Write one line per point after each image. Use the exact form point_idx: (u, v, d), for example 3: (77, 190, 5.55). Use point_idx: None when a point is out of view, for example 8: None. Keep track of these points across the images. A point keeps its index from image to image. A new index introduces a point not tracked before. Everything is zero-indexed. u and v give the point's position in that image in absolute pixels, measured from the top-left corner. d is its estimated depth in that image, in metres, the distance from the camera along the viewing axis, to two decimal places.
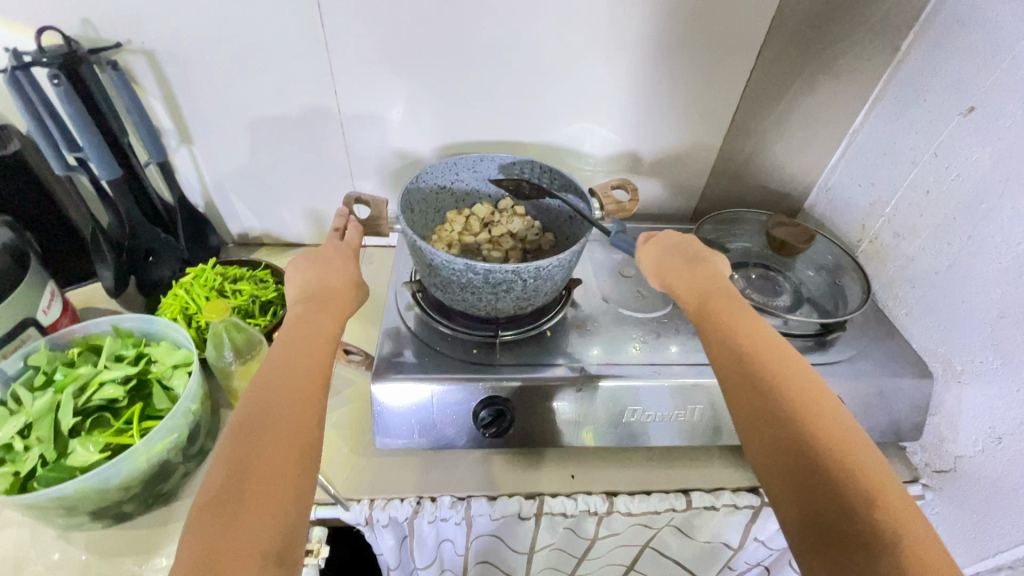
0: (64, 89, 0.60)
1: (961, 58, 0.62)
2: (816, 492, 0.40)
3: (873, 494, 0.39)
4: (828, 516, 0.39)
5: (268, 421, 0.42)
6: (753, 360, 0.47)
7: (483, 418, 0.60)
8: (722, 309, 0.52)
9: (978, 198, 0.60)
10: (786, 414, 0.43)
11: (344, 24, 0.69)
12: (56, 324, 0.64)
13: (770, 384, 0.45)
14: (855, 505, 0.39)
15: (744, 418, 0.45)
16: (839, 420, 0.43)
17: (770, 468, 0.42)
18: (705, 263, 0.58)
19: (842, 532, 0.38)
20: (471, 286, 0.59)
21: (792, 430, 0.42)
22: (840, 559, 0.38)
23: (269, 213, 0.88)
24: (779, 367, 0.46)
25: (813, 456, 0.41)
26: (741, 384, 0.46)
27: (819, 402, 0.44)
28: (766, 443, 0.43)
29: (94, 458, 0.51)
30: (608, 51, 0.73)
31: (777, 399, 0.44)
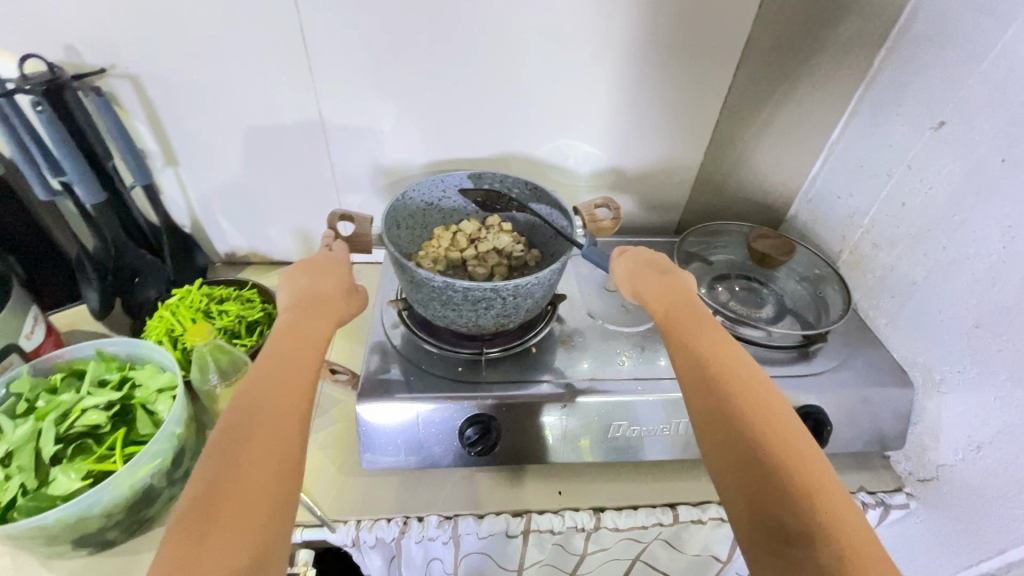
0: (48, 116, 0.61)
1: (931, 73, 0.64)
2: (766, 489, 0.40)
3: (820, 492, 0.40)
4: (778, 513, 0.39)
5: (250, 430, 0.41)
6: (714, 365, 0.48)
7: (469, 436, 0.59)
8: (691, 319, 0.53)
9: (951, 210, 0.61)
10: (742, 416, 0.44)
11: (328, 47, 0.70)
12: (40, 349, 0.64)
13: (730, 387, 0.46)
14: (803, 503, 0.39)
15: (703, 418, 0.46)
16: (787, 421, 0.44)
17: (721, 465, 0.43)
18: (676, 276, 0.60)
19: (790, 528, 0.39)
20: (451, 302, 0.59)
21: (750, 429, 0.43)
22: (789, 555, 0.38)
23: (256, 232, 0.88)
24: (736, 372, 0.47)
25: (766, 455, 0.42)
26: (699, 385, 0.47)
27: (773, 407, 0.45)
28: (720, 441, 0.44)
29: (75, 486, 0.50)
30: (588, 70, 0.75)
31: (737, 401, 0.45)
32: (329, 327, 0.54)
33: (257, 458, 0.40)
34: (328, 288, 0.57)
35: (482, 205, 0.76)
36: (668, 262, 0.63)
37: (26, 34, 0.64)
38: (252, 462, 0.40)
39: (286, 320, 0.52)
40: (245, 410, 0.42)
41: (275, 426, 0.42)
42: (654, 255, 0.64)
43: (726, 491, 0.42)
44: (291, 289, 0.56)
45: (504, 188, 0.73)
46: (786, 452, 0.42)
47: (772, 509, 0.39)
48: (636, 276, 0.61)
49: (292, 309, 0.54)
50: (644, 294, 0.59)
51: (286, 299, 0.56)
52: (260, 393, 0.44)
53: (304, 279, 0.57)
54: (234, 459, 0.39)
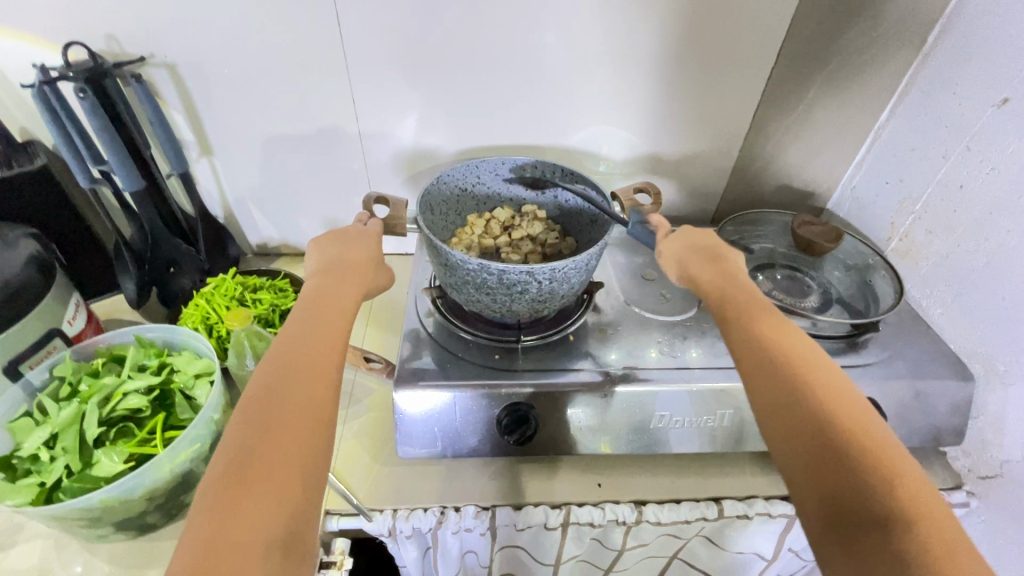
0: (90, 103, 0.61)
1: (993, 48, 0.60)
2: (834, 471, 0.38)
3: (892, 471, 0.37)
4: (849, 496, 0.37)
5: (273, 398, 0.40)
6: (770, 342, 0.46)
7: (506, 424, 0.59)
8: (746, 299, 0.51)
9: (1016, 191, 0.58)
10: (802, 392, 0.42)
11: (362, 32, 0.69)
12: (82, 335, 0.64)
13: (792, 364, 0.44)
14: (873, 486, 0.37)
15: (763, 398, 0.43)
16: (852, 398, 0.42)
17: (786, 450, 0.41)
18: (725, 259, 0.58)
19: (861, 512, 0.36)
20: (486, 286, 0.58)
21: (818, 408, 0.41)
22: (861, 540, 0.36)
23: (287, 222, 0.88)
24: (796, 349, 0.45)
25: (830, 429, 0.39)
26: (757, 364, 0.45)
27: (837, 382, 0.43)
28: (784, 421, 0.41)
29: (118, 468, 0.50)
30: (627, 54, 0.73)
31: (799, 378, 0.43)
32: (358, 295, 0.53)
33: (293, 428, 0.39)
34: (359, 258, 0.56)
35: (514, 192, 0.75)
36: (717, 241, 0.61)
37: (67, 23, 0.65)
38: (279, 427, 0.39)
39: (308, 294, 0.51)
40: (276, 381, 0.42)
41: (307, 392, 0.42)
42: (698, 233, 0.62)
43: (790, 474, 0.40)
44: (319, 263, 0.55)
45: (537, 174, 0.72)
46: (854, 428, 0.39)
47: (842, 491, 0.37)
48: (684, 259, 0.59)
49: (315, 280, 0.53)
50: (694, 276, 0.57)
51: (314, 269, 0.55)
52: (287, 365, 0.43)
53: (333, 248, 0.57)
54: (274, 431, 0.38)
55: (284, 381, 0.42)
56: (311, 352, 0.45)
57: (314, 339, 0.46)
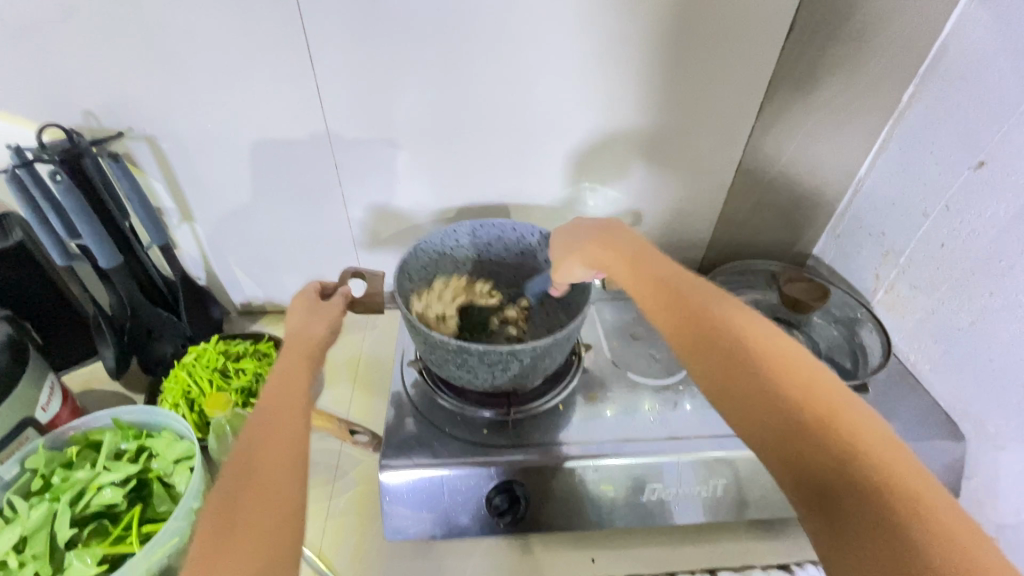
0: (66, 185, 0.60)
1: (965, 112, 0.62)
2: (804, 451, 0.36)
3: (865, 449, 0.35)
4: (820, 474, 0.35)
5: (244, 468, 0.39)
6: (708, 313, 0.44)
7: (497, 504, 0.57)
8: (675, 275, 0.49)
9: (996, 255, 0.58)
10: (755, 367, 0.40)
11: (342, 101, 0.69)
12: (56, 419, 0.62)
13: (734, 338, 0.42)
14: (844, 463, 0.35)
15: (713, 379, 0.41)
16: (821, 377, 0.39)
17: (754, 430, 0.38)
18: (633, 241, 0.55)
19: (833, 485, 0.35)
20: (466, 364, 0.57)
21: (780, 386, 0.39)
22: (835, 516, 0.34)
23: (271, 282, 0.87)
24: (742, 323, 0.43)
25: (798, 409, 0.37)
26: (694, 339, 0.43)
27: (797, 358, 0.40)
28: (738, 403, 0.39)
29: (90, 571, 0.48)
30: (607, 116, 0.74)
31: (748, 356, 0.41)
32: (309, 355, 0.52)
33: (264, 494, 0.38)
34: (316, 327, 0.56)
35: (479, 245, 0.72)
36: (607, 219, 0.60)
37: (45, 102, 0.64)
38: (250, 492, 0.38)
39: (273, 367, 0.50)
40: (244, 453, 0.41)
41: (279, 441, 0.42)
42: (608, 218, 0.60)
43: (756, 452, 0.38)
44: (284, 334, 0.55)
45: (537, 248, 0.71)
46: (809, 407, 0.37)
47: (812, 468, 0.36)
48: (596, 240, 0.57)
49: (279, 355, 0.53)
50: (603, 261, 0.55)
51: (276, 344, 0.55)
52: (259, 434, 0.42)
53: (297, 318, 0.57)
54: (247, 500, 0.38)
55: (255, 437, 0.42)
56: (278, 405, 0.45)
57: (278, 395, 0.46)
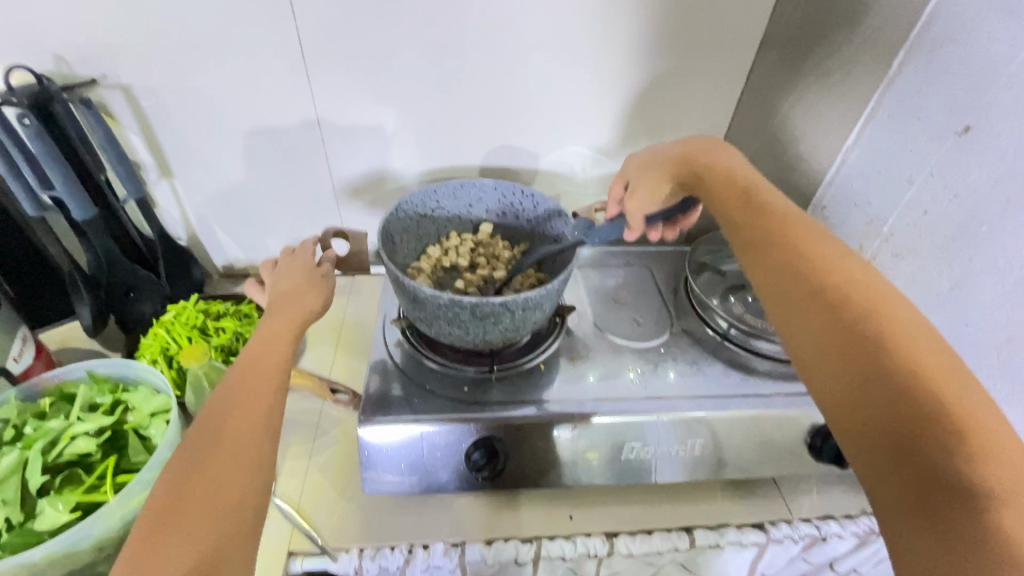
0: (35, 131, 0.58)
1: (954, 76, 0.61)
2: (909, 418, 0.36)
3: (972, 431, 0.35)
4: (920, 444, 0.35)
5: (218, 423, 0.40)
6: (829, 277, 0.44)
7: (476, 460, 0.57)
8: (802, 236, 0.48)
9: (977, 219, 0.59)
10: (872, 331, 0.40)
11: (325, 55, 0.67)
12: (30, 372, 0.61)
13: (854, 303, 0.42)
14: (950, 439, 0.34)
15: (824, 337, 0.41)
16: (940, 357, 0.38)
17: (858, 389, 0.38)
18: (762, 198, 0.54)
19: (932, 458, 0.34)
20: (457, 319, 0.57)
21: (895, 353, 0.38)
22: (927, 488, 0.34)
23: (253, 244, 0.85)
24: (862, 291, 0.42)
25: (909, 379, 0.37)
26: (811, 298, 0.43)
27: (916, 334, 0.40)
28: (848, 361, 0.39)
29: (63, 518, 0.48)
30: (596, 76, 0.72)
31: (863, 322, 0.40)
32: (296, 321, 0.52)
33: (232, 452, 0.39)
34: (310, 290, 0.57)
35: (463, 206, 0.72)
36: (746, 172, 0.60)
37: (12, 45, 0.62)
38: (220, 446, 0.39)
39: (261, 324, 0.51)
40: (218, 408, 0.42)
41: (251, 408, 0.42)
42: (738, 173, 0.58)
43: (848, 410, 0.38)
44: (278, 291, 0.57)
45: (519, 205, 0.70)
46: (925, 380, 0.37)
47: (911, 438, 0.35)
48: (721, 195, 0.56)
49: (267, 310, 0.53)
50: (730, 211, 0.54)
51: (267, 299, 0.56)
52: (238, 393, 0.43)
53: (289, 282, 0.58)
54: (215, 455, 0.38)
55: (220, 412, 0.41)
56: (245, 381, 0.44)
57: (253, 367, 0.45)
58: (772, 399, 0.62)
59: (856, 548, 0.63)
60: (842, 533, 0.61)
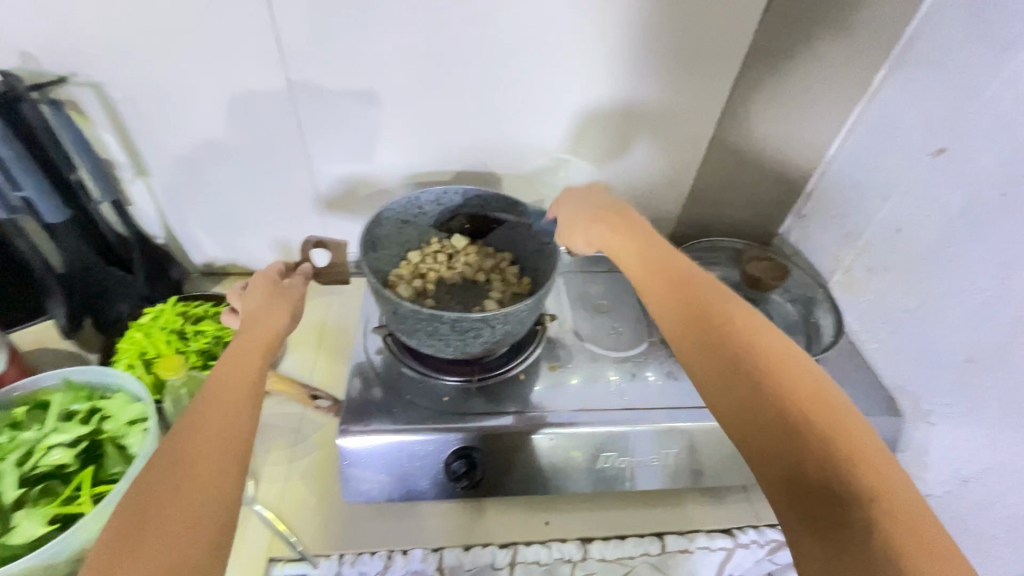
0: (2, 132, 0.57)
1: (931, 97, 0.62)
2: (790, 448, 0.37)
3: (856, 454, 0.36)
4: (806, 474, 0.36)
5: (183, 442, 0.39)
6: (711, 309, 0.45)
7: (454, 469, 0.59)
8: (682, 267, 0.50)
9: (946, 240, 0.61)
10: (751, 362, 0.41)
11: (306, 56, 0.66)
12: (3, 377, 0.60)
13: (727, 333, 0.43)
14: (829, 467, 0.36)
15: (712, 372, 0.42)
16: (815, 381, 0.40)
17: (744, 423, 0.39)
18: (637, 228, 0.55)
19: (817, 489, 0.35)
20: (437, 333, 0.57)
21: (773, 383, 0.40)
22: (821, 519, 0.35)
23: (233, 243, 0.84)
24: (737, 320, 0.44)
25: (788, 409, 0.38)
26: (694, 333, 0.44)
27: (789, 358, 0.41)
28: (737, 396, 0.40)
29: (40, 531, 0.48)
30: (582, 86, 0.72)
31: (745, 352, 0.42)
32: (269, 338, 0.50)
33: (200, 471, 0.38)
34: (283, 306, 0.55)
35: (445, 212, 0.72)
36: (626, 208, 0.60)
37: None
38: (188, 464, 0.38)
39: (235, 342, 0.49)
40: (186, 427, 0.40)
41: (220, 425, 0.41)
42: (615, 204, 0.60)
43: (750, 449, 0.39)
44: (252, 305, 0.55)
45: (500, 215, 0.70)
46: (808, 410, 0.38)
47: (801, 469, 0.36)
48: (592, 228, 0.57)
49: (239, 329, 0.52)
50: (609, 244, 0.55)
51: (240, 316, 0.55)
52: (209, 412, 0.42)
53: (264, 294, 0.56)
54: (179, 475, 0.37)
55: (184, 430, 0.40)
56: (212, 395, 0.43)
57: (225, 384, 0.44)
58: None
59: None
60: None
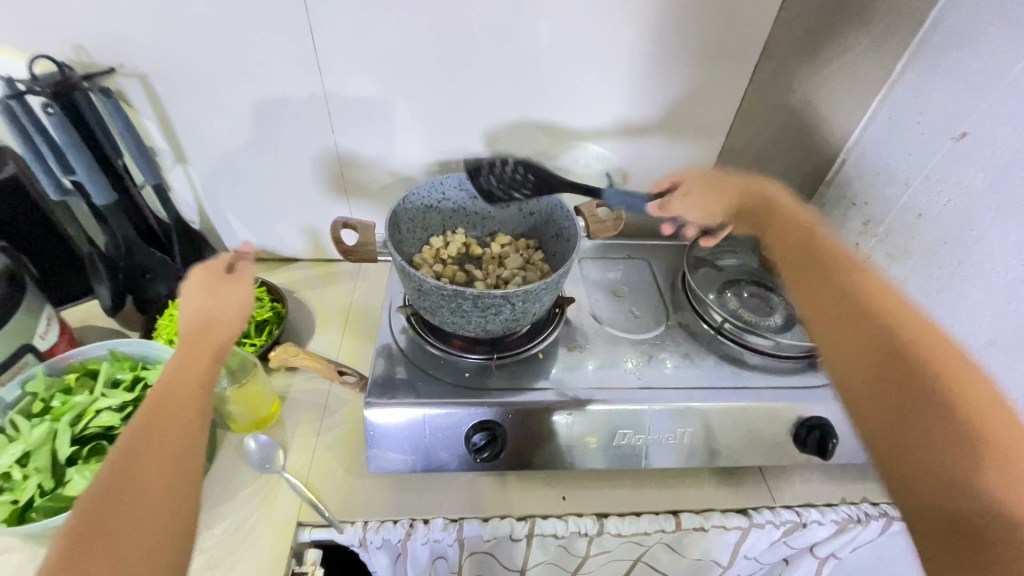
0: (58, 118, 0.61)
1: (955, 81, 0.62)
2: (943, 473, 0.39)
3: (1010, 494, 0.36)
4: (952, 499, 0.38)
5: (125, 491, 0.36)
6: (893, 326, 0.45)
7: (476, 442, 0.60)
8: (873, 283, 0.49)
9: (968, 224, 0.60)
10: (928, 385, 0.41)
11: (336, 47, 0.69)
12: (55, 348, 0.64)
13: (926, 358, 0.43)
14: (984, 498, 0.37)
15: (871, 387, 0.44)
16: (998, 417, 0.39)
17: (892, 438, 0.41)
18: (822, 241, 0.55)
19: (965, 515, 0.37)
20: (460, 309, 0.59)
21: (944, 409, 0.40)
22: (968, 544, 0.36)
23: (264, 228, 0.88)
24: (935, 346, 0.43)
25: (956, 439, 0.39)
26: (861, 345, 0.45)
27: (982, 394, 0.40)
28: (889, 414, 0.42)
29: (91, 486, 0.51)
30: (603, 75, 0.73)
31: (921, 375, 0.42)
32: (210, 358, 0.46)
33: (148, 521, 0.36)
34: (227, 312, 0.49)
35: (467, 198, 0.74)
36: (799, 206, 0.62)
37: (35, 34, 0.64)
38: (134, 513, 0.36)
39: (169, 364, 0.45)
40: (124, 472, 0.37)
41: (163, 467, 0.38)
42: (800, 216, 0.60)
43: (891, 463, 0.41)
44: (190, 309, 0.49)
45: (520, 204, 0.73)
46: (978, 441, 0.38)
47: (948, 496, 0.38)
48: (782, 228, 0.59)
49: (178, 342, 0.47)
50: (784, 253, 0.56)
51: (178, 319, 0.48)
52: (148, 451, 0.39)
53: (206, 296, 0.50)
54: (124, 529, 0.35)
55: (132, 454, 0.38)
56: (152, 428, 0.40)
57: (164, 416, 0.41)
58: (761, 392, 0.65)
59: (834, 534, 0.66)
60: (821, 520, 0.64)
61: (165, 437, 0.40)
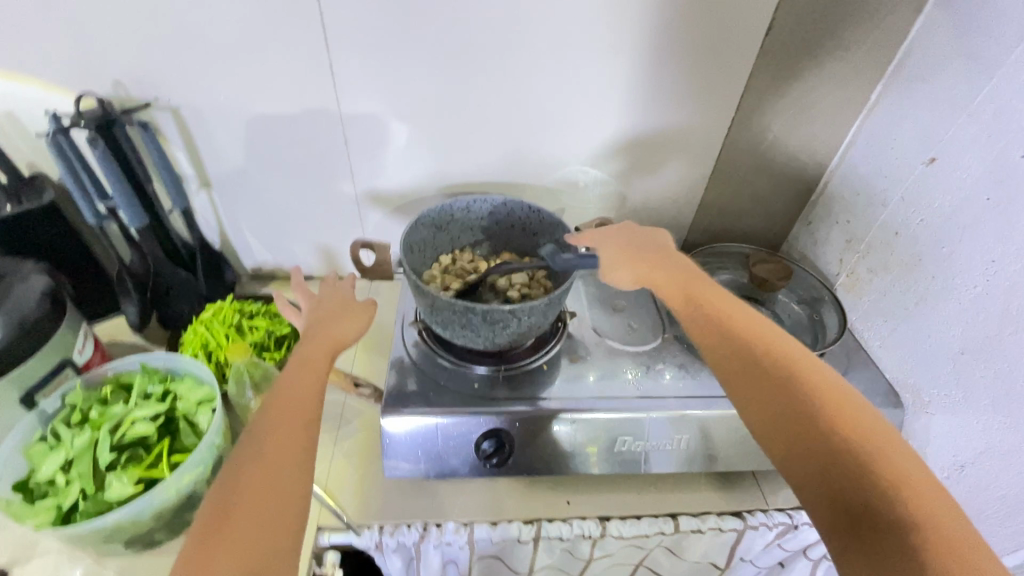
0: (100, 150, 0.66)
1: (924, 111, 0.67)
2: (833, 467, 0.42)
3: (890, 477, 0.40)
4: (851, 490, 0.41)
5: (259, 452, 0.44)
6: (751, 341, 0.51)
7: (484, 449, 0.65)
8: (715, 302, 0.56)
9: (939, 242, 0.65)
10: (794, 392, 0.46)
11: (354, 81, 0.74)
12: (90, 362, 0.68)
13: (789, 366, 0.48)
14: (867, 486, 0.40)
15: (750, 397, 0.48)
16: (856, 413, 0.44)
17: (775, 436, 0.45)
18: (684, 265, 0.62)
19: (861, 505, 0.40)
20: (469, 323, 0.64)
21: (813, 408, 0.44)
22: (868, 536, 0.39)
23: (281, 248, 0.92)
24: (777, 357, 0.49)
25: (828, 435, 0.43)
26: (734, 361, 0.50)
27: (838, 394, 0.45)
28: (772, 418, 0.46)
29: (128, 491, 0.55)
30: (600, 104, 0.79)
31: (788, 382, 0.47)
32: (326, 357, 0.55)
33: (274, 475, 0.43)
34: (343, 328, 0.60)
35: (474, 218, 0.79)
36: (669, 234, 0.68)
37: (79, 72, 0.69)
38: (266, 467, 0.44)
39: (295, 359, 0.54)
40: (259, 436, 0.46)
41: (288, 435, 0.46)
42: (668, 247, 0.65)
43: (790, 464, 0.44)
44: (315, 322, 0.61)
45: (519, 221, 0.78)
46: (844, 434, 0.43)
47: (844, 488, 0.41)
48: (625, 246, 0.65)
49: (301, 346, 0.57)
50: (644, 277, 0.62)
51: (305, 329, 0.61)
52: (276, 423, 0.47)
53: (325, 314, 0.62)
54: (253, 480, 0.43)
55: (263, 427, 0.47)
56: (285, 403, 0.49)
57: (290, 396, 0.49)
58: None
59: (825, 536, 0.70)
60: (811, 522, 0.68)
61: (292, 413, 0.48)
